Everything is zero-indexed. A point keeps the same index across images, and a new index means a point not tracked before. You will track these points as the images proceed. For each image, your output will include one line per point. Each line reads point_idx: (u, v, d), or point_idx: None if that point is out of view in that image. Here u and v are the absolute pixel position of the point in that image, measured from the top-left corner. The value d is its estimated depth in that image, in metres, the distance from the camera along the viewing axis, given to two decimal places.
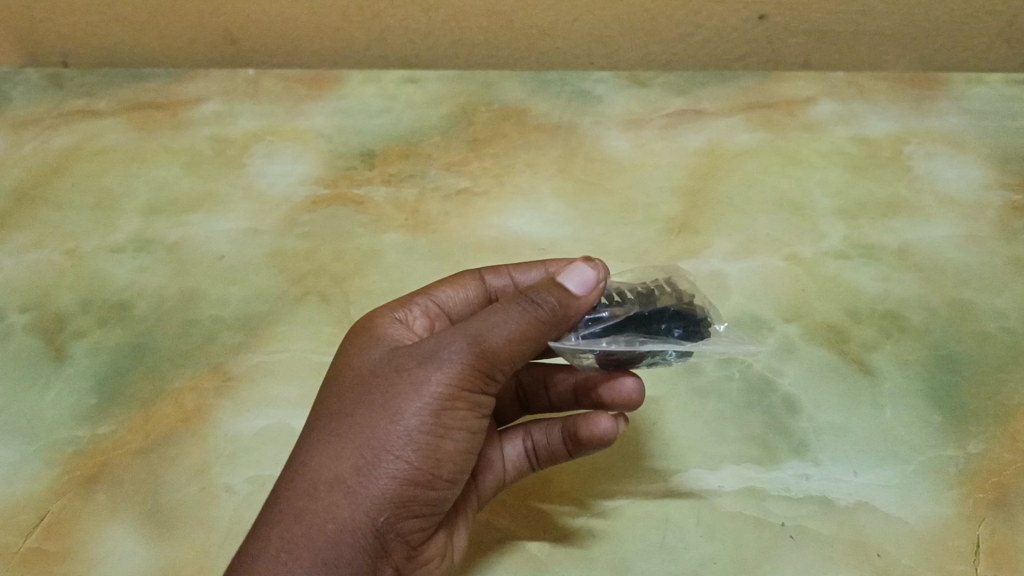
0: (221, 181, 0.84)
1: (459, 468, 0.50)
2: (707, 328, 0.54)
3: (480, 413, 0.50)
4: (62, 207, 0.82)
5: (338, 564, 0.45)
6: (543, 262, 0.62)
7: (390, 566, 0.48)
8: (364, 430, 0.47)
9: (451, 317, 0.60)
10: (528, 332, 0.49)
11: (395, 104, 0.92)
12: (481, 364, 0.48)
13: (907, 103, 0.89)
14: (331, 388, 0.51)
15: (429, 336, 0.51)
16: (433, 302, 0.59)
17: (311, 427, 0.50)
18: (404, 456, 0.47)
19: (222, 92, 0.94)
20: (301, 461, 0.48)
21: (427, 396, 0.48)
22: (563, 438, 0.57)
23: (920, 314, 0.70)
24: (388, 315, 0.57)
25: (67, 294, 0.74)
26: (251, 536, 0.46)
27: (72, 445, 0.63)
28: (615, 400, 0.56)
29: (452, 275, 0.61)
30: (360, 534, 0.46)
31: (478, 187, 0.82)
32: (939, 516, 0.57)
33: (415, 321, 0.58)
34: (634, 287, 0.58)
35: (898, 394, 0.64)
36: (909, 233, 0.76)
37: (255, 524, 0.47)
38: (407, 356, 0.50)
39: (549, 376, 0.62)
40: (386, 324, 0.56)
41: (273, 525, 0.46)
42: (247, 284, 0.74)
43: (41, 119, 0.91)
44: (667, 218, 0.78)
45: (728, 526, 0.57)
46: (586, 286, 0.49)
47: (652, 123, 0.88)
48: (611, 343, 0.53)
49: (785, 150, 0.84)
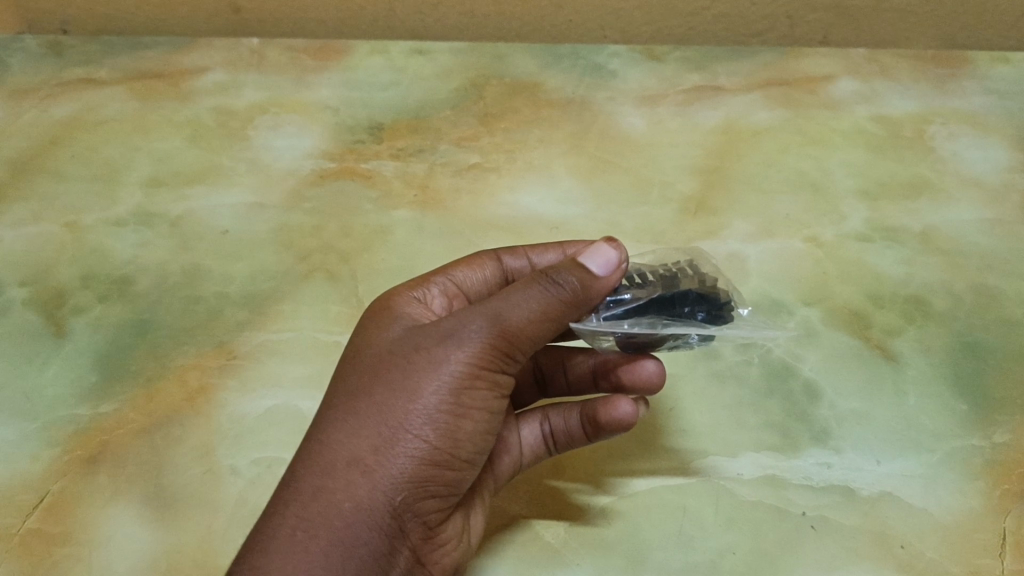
0: (225, 154, 0.81)
1: (477, 449, 0.48)
2: (731, 312, 0.52)
3: (499, 394, 0.48)
4: (62, 178, 0.79)
5: (356, 545, 0.43)
6: (560, 244, 0.60)
7: (406, 548, 0.47)
8: (381, 408, 0.45)
9: (468, 297, 0.58)
10: (550, 311, 0.47)
11: (404, 76, 0.89)
12: (501, 343, 0.46)
13: (930, 82, 0.87)
14: (346, 365, 0.49)
15: (448, 314, 0.49)
16: (450, 282, 0.57)
17: (326, 404, 0.47)
18: (423, 435, 0.45)
19: (226, 61, 0.91)
20: (316, 439, 0.46)
21: (447, 373, 0.46)
22: (582, 423, 0.55)
23: (944, 299, 0.68)
24: (405, 293, 0.55)
25: (67, 269, 0.72)
26: (263, 514, 0.44)
27: (73, 423, 0.61)
28: (635, 383, 0.55)
29: (469, 255, 0.59)
30: (377, 514, 0.44)
31: (489, 164, 0.80)
32: (964, 508, 0.56)
33: (432, 301, 0.56)
34: (656, 269, 0.56)
35: (921, 381, 0.62)
36: (932, 216, 0.74)
37: (267, 502, 0.45)
38: (426, 333, 0.48)
39: (567, 358, 0.60)
40: (403, 302, 0.54)
41: (287, 503, 0.44)
42: (252, 260, 0.72)
43: (39, 87, 0.88)
44: (684, 197, 0.76)
45: (748, 515, 0.56)
46: (608, 267, 0.48)
47: (668, 99, 0.86)
48: (633, 326, 0.51)
49: (805, 128, 0.82)
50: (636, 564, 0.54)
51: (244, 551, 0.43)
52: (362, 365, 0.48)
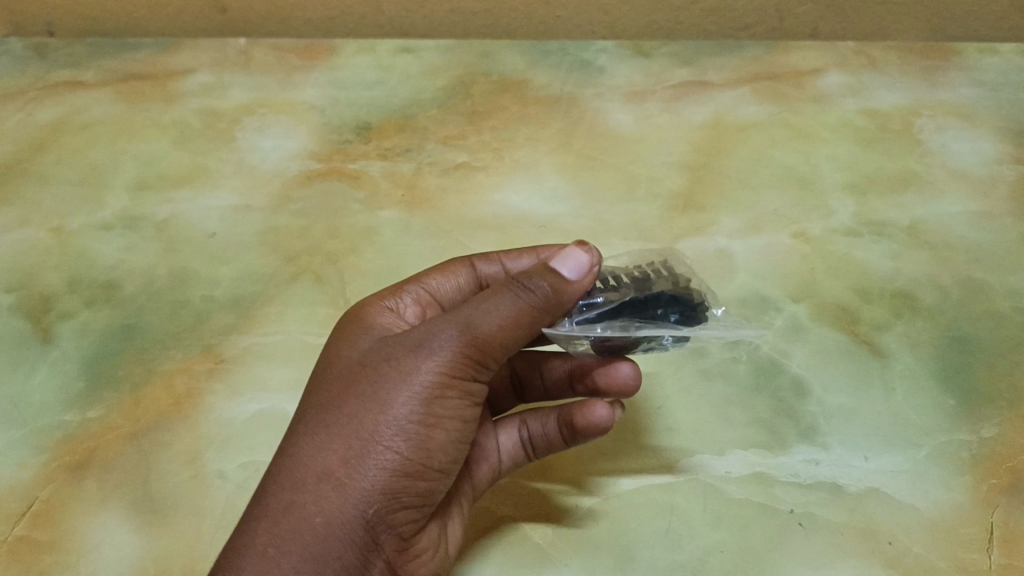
0: (211, 156, 0.81)
1: (452, 458, 0.48)
2: (705, 312, 0.52)
3: (473, 402, 0.48)
4: (48, 183, 0.79)
5: (328, 559, 0.43)
6: (534, 248, 0.60)
7: (382, 561, 0.46)
8: (353, 421, 0.46)
9: (442, 305, 0.58)
10: (521, 319, 0.47)
11: (390, 75, 0.89)
12: (472, 352, 0.46)
13: (918, 74, 0.87)
14: (320, 379, 0.50)
15: (419, 325, 0.49)
16: (424, 290, 0.57)
17: (299, 419, 0.48)
18: (395, 446, 0.45)
19: (212, 62, 0.91)
20: (289, 454, 0.46)
21: (417, 384, 0.46)
22: (559, 427, 0.55)
23: (931, 293, 0.68)
24: (378, 303, 0.55)
25: (53, 274, 0.71)
26: (237, 531, 0.44)
27: (60, 430, 0.61)
28: (611, 387, 0.55)
29: (443, 263, 0.59)
30: (349, 528, 0.44)
31: (477, 162, 0.80)
32: (951, 502, 0.56)
33: (406, 310, 0.56)
34: (630, 271, 0.56)
35: (908, 376, 0.62)
36: (920, 210, 0.74)
37: (241, 519, 0.45)
38: (398, 345, 0.48)
39: (544, 362, 0.60)
40: (376, 312, 0.54)
41: (260, 519, 0.44)
42: (238, 263, 0.72)
43: (25, 91, 0.88)
44: (672, 194, 0.76)
45: (735, 513, 0.56)
46: (580, 271, 0.49)
47: (655, 95, 0.85)
48: (606, 329, 0.51)
49: (792, 123, 0.82)
50: (623, 564, 0.54)
51: (217, 569, 0.43)
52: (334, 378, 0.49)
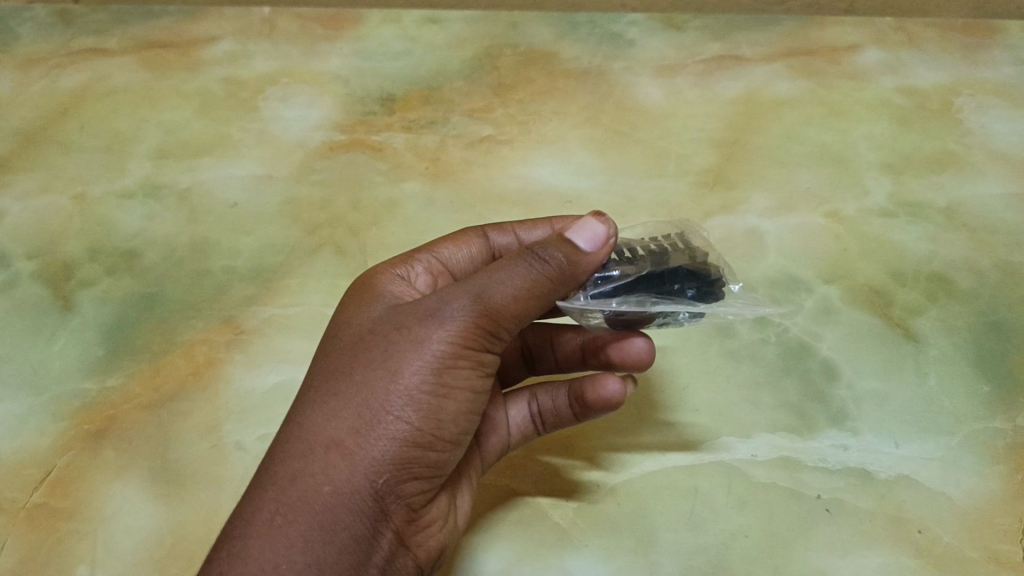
0: (234, 126, 0.80)
1: (463, 429, 0.47)
2: (722, 288, 0.51)
3: (484, 372, 0.47)
4: (70, 150, 0.79)
5: (336, 530, 0.43)
6: (549, 219, 0.60)
7: (391, 532, 0.46)
8: (362, 390, 0.45)
9: (454, 274, 0.57)
10: (535, 288, 0.46)
11: (416, 45, 0.88)
12: (484, 322, 0.45)
13: (959, 52, 0.84)
14: (329, 346, 0.49)
15: (430, 293, 0.48)
16: (436, 259, 0.57)
17: (308, 386, 0.47)
18: (405, 416, 0.44)
19: (236, 31, 0.90)
20: (297, 423, 0.45)
21: (428, 353, 0.45)
22: (570, 401, 0.54)
23: (968, 278, 0.66)
24: (389, 271, 0.54)
25: (75, 242, 0.71)
26: (244, 500, 0.44)
27: (80, 397, 0.61)
28: (624, 360, 0.54)
29: (455, 233, 0.59)
30: (358, 498, 0.43)
31: (502, 135, 0.78)
32: (984, 492, 0.54)
33: (417, 279, 0.55)
34: (646, 243, 0.54)
35: (943, 362, 0.61)
36: (958, 191, 0.72)
37: (248, 488, 0.44)
38: (409, 313, 0.47)
39: (556, 336, 0.59)
40: (387, 281, 0.53)
41: (267, 488, 0.43)
42: (260, 233, 0.71)
43: (49, 57, 0.87)
44: (701, 170, 0.74)
45: (761, 498, 0.55)
46: (595, 242, 0.48)
47: (686, 69, 0.83)
48: (621, 304, 0.50)
49: (827, 100, 0.80)
50: (645, 546, 0.53)
51: (224, 537, 0.42)
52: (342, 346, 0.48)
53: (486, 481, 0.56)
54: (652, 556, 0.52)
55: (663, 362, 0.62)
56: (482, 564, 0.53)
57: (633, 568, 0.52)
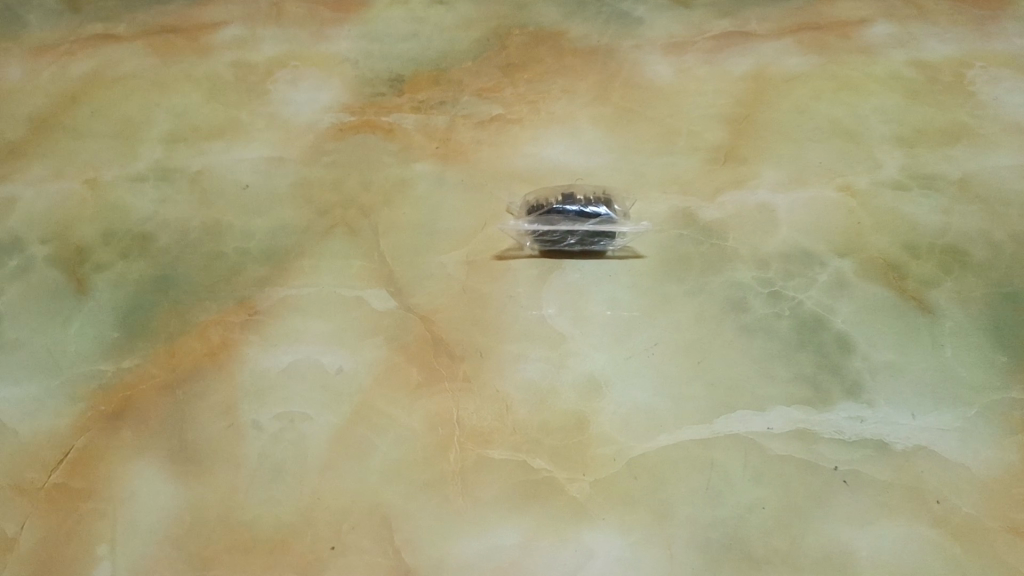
0: (244, 109, 0.80)
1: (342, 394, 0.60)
2: None
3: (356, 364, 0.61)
4: (82, 135, 0.79)
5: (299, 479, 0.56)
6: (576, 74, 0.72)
7: None
8: (252, 404, 0.59)
9: (361, 176, 0.74)
10: None
11: (424, 27, 0.88)
12: (336, 348, 0.62)
13: (969, 24, 0.84)
14: (215, 369, 0.61)
15: (278, 321, 0.64)
16: (295, 183, 0.74)
17: (210, 390, 0.60)
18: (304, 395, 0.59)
19: (245, 16, 0.90)
20: (219, 419, 0.59)
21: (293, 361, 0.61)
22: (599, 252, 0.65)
23: (984, 249, 0.65)
24: (276, 211, 0.71)
25: (88, 226, 0.71)
26: (215, 459, 0.57)
27: (96, 379, 0.61)
28: None
29: (382, 149, 0.76)
30: (286, 455, 0.57)
31: (512, 115, 0.78)
32: (1003, 462, 0.54)
33: (302, 191, 0.73)
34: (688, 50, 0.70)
35: (958, 333, 0.61)
36: (971, 162, 0.72)
37: (220, 444, 0.58)
38: (271, 353, 0.62)
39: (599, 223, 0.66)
40: (275, 223, 0.71)
41: (231, 458, 0.57)
42: (272, 215, 0.71)
43: (58, 43, 0.88)
44: (712, 146, 0.74)
45: (777, 470, 0.54)
46: None
47: (695, 46, 0.83)
48: None
49: (837, 74, 0.80)
50: (661, 518, 0.53)
51: (187, 508, 0.55)
52: (235, 358, 0.62)
53: (501, 459, 0.56)
54: (669, 528, 0.52)
55: (679, 335, 0.62)
56: (498, 541, 0.52)
57: (649, 540, 0.52)
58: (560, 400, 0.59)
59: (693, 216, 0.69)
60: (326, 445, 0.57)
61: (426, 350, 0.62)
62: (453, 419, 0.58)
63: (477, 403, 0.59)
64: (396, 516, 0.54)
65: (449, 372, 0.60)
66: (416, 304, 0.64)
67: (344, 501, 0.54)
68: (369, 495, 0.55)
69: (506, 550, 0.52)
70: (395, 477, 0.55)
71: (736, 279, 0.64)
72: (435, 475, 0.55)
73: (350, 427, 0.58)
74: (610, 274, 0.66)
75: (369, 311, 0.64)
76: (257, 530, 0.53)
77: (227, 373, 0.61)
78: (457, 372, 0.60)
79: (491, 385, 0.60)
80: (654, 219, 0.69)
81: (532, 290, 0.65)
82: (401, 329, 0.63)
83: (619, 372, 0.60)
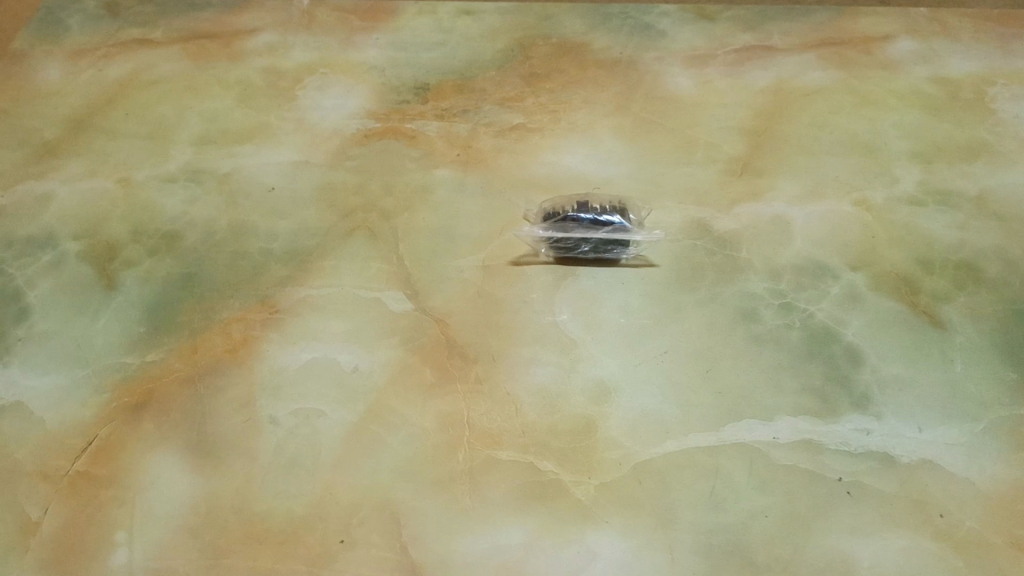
0: (272, 113, 0.83)
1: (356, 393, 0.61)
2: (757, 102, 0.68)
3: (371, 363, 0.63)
4: (116, 136, 0.81)
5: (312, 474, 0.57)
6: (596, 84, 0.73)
7: None
8: (268, 399, 0.61)
9: (382, 181, 0.75)
10: None
11: (450, 36, 0.90)
12: (352, 347, 0.64)
13: (993, 41, 0.84)
14: (234, 365, 0.63)
15: (297, 320, 0.66)
16: (318, 187, 0.75)
17: (229, 386, 0.62)
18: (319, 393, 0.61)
19: (277, 23, 0.93)
20: (237, 414, 0.60)
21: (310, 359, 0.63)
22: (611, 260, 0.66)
23: (998, 266, 0.66)
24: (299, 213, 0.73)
25: (119, 224, 0.73)
26: (231, 452, 0.58)
27: (122, 371, 0.63)
28: None
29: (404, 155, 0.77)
30: (299, 449, 0.58)
31: (533, 124, 0.80)
32: (1009, 478, 0.54)
33: (325, 194, 0.75)
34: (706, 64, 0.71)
35: (969, 349, 0.61)
36: (989, 179, 0.72)
37: (237, 438, 0.59)
38: (290, 350, 0.64)
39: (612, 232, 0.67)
40: (298, 225, 0.72)
41: (247, 451, 0.58)
42: (296, 217, 0.73)
43: (97, 47, 0.90)
44: (729, 158, 0.75)
45: (782, 479, 0.55)
46: None
47: (717, 60, 0.84)
48: None
49: (858, 89, 0.80)
50: (665, 523, 0.53)
51: (203, 498, 0.56)
52: (254, 354, 0.64)
53: (508, 459, 0.57)
54: (671, 533, 0.53)
55: (690, 343, 0.62)
56: (503, 540, 0.53)
57: (652, 544, 0.53)
58: (569, 404, 0.59)
59: (708, 226, 0.69)
60: (340, 442, 0.59)
61: (440, 352, 0.63)
62: (463, 420, 0.59)
63: (488, 405, 0.60)
64: (405, 512, 0.55)
65: (462, 374, 0.62)
66: (432, 306, 0.66)
67: (354, 497, 0.56)
68: (380, 491, 0.56)
69: (511, 549, 0.53)
70: (406, 474, 0.57)
71: (749, 290, 0.65)
72: (444, 474, 0.56)
73: (363, 425, 0.59)
74: (623, 282, 0.66)
75: (385, 312, 0.66)
76: (270, 521, 0.55)
77: (246, 369, 0.63)
78: (469, 374, 0.62)
79: (502, 388, 0.61)
80: (669, 229, 0.70)
81: (546, 296, 0.66)
82: (416, 331, 0.64)
83: (629, 379, 0.61)
